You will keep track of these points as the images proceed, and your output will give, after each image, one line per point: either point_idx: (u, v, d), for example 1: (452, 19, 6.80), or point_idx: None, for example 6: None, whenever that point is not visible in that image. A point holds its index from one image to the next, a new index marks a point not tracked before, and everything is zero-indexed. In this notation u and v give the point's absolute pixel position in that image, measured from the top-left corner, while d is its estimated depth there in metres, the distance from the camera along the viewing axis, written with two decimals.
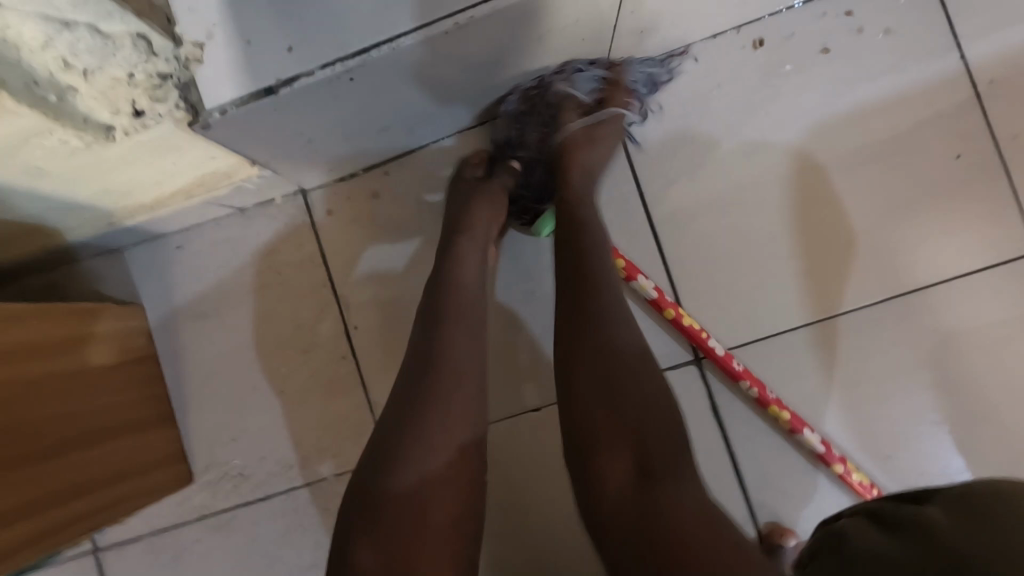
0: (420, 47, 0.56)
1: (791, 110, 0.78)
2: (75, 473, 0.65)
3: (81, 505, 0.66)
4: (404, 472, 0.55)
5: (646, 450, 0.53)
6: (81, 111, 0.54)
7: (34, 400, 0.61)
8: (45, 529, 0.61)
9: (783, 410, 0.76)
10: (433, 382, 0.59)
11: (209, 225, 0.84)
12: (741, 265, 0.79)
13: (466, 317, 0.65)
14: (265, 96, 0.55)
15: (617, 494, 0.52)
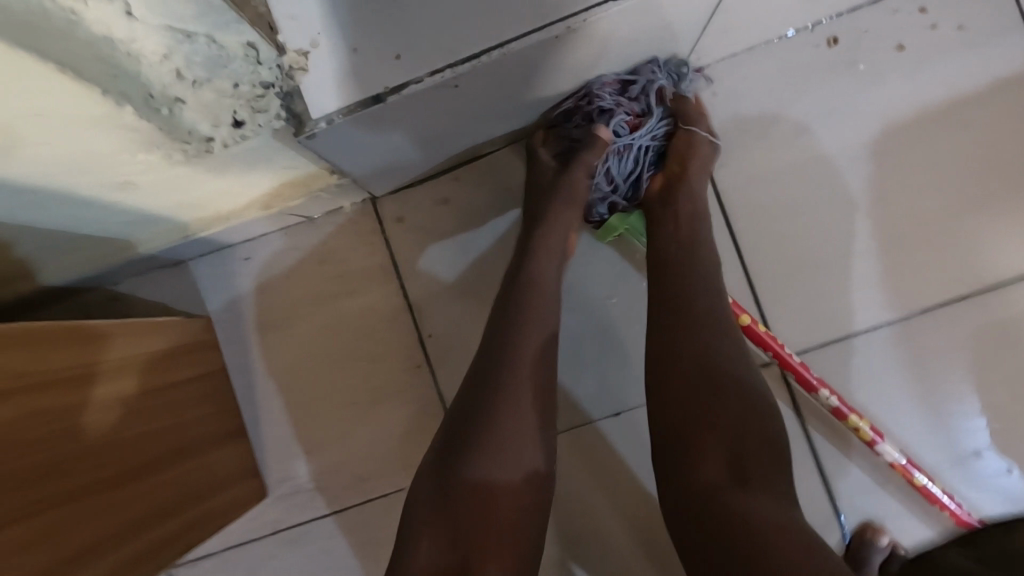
0: (529, 51, 0.56)
1: (864, 108, 0.79)
2: (169, 491, 0.63)
3: (178, 526, 0.64)
4: (493, 469, 0.55)
5: (732, 454, 0.53)
6: (184, 125, 0.52)
7: (119, 420, 0.59)
8: (146, 553, 0.58)
9: (861, 422, 0.75)
10: (507, 373, 0.59)
11: (277, 235, 0.83)
12: (818, 264, 0.79)
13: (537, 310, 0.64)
14: (374, 104, 0.55)
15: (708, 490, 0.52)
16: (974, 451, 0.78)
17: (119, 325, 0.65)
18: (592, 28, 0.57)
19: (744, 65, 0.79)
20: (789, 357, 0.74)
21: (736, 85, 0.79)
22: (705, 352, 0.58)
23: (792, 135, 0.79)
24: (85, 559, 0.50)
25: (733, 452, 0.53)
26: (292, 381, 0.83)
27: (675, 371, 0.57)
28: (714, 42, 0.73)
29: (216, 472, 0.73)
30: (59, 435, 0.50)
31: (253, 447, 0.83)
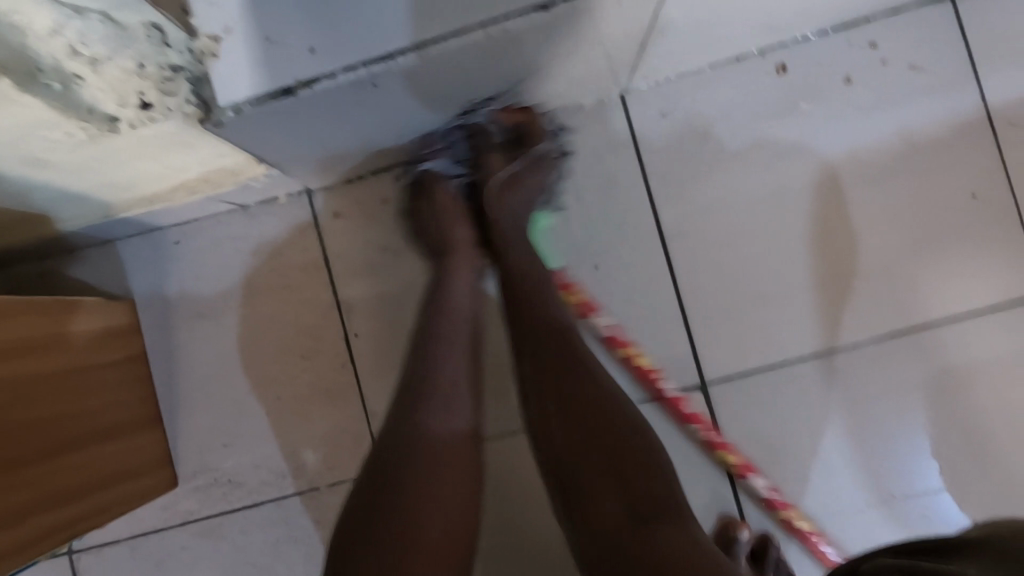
0: (450, 52, 0.54)
1: (808, 140, 0.78)
2: (63, 476, 0.61)
3: (69, 511, 0.62)
4: (436, 420, 0.58)
5: (637, 497, 0.54)
6: (84, 102, 0.51)
7: (17, 397, 0.56)
8: (31, 536, 0.56)
9: (731, 453, 0.76)
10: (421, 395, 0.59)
11: (209, 222, 0.81)
12: (753, 291, 0.79)
13: (456, 338, 0.65)
14: (284, 96, 0.53)
15: (605, 530, 0.54)
16: (887, 489, 0.78)
17: (42, 298, 0.64)
18: (515, 41, 0.55)
19: (693, 86, 0.79)
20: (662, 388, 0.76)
21: (684, 105, 0.79)
22: (612, 405, 0.59)
23: (736, 162, 0.79)
24: None
25: (628, 476, 0.55)
26: (213, 372, 0.82)
27: (586, 416, 0.58)
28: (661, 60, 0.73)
29: (121, 460, 0.71)
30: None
31: (169, 436, 0.81)
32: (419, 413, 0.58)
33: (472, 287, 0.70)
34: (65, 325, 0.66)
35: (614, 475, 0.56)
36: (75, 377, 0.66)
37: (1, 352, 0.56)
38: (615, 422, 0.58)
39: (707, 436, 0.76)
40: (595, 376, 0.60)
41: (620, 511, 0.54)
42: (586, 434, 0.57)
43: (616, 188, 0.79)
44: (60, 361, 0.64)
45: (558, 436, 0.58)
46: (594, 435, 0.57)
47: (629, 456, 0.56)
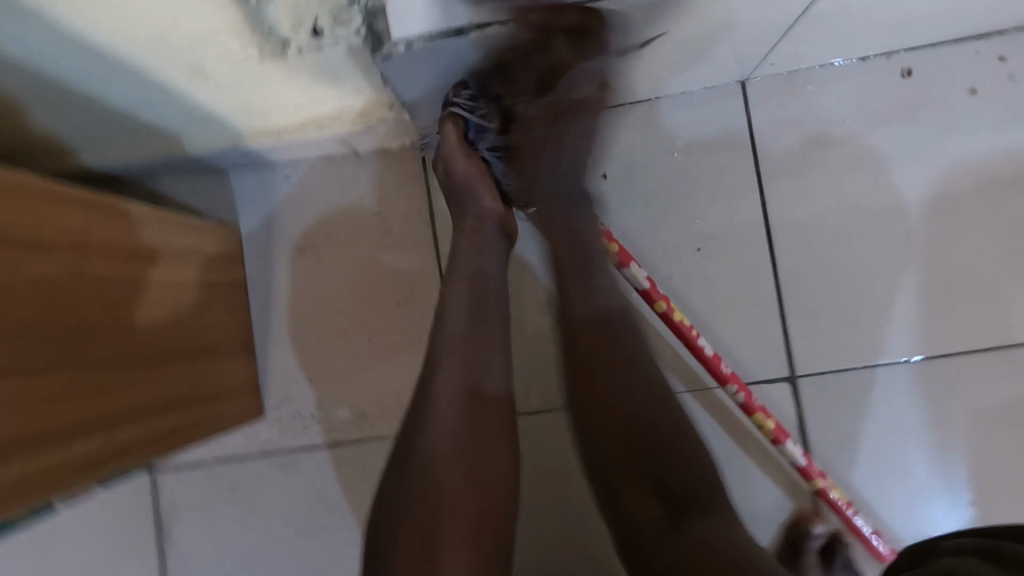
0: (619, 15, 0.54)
1: (923, 147, 0.78)
2: (150, 389, 0.61)
3: (159, 422, 0.62)
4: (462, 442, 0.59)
5: (672, 483, 0.61)
6: (267, 21, 0.52)
7: (105, 303, 0.55)
8: (121, 446, 0.57)
9: (767, 419, 0.74)
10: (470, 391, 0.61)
11: (321, 162, 0.83)
12: (850, 289, 0.79)
13: (490, 327, 0.65)
14: (455, 36, 0.54)
15: (647, 516, 0.61)
16: (967, 500, 0.78)
17: (152, 211, 0.66)
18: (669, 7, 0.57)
19: (816, 82, 0.79)
20: (700, 347, 0.74)
21: (806, 99, 0.79)
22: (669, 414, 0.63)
23: (849, 161, 0.79)
24: (35, 445, 0.46)
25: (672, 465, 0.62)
26: (309, 310, 0.83)
27: (640, 424, 0.62)
28: (793, 49, 0.73)
29: (217, 379, 0.73)
30: (69, 304, 0.51)
31: (258, 366, 0.83)
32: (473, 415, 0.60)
33: (495, 257, 0.69)
34: (168, 240, 0.67)
35: (649, 483, 0.61)
36: (171, 293, 0.66)
37: (111, 255, 0.57)
38: (676, 428, 0.63)
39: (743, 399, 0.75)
40: (642, 379, 0.64)
41: (656, 510, 0.61)
42: (632, 450, 0.62)
43: (726, 173, 0.80)
44: (167, 274, 0.65)
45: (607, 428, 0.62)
46: (656, 442, 0.62)
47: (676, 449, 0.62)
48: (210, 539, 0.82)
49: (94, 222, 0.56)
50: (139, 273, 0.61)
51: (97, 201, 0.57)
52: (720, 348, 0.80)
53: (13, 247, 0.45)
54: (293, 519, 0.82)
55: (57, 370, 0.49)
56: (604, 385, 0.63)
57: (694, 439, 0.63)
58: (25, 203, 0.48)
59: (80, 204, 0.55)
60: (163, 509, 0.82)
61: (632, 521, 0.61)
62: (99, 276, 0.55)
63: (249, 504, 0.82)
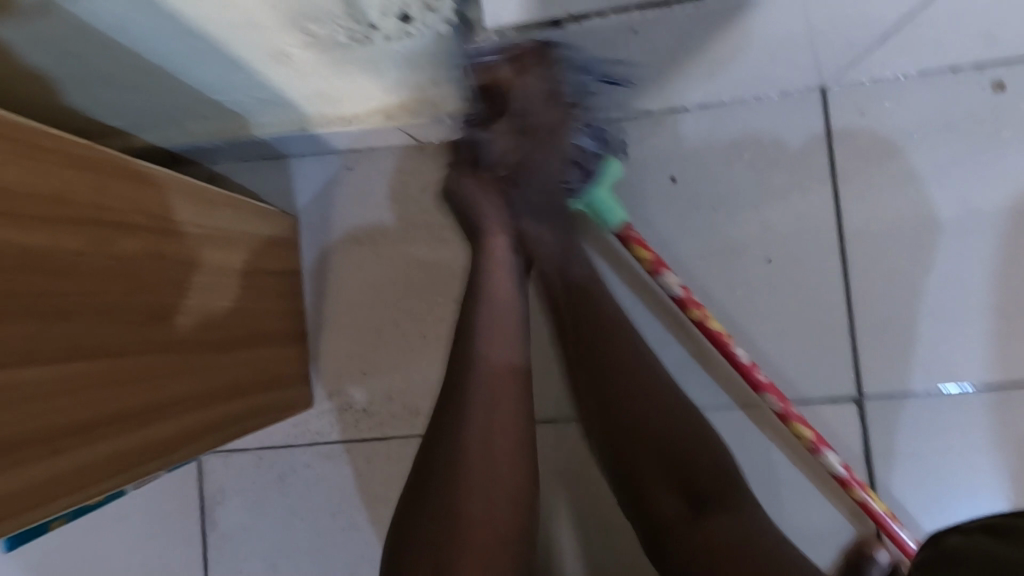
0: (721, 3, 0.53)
1: (1016, 165, 0.75)
2: (213, 376, 0.59)
3: (221, 410, 0.61)
4: (465, 473, 0.56)
5: (692, 481, 0.63)
6: (358, 6, 0.50)
7: (173, 286, 0.54)
8: (187, 431, 0.55)
9: (862, 492, 0.72)
10: (464, 408, 0.58)
11: (384, 152, 0.82)
12: (927, 310, 0.76)
13: (500, 324, 0.63)
14: (551, 27, 0.52)
15: (674, 517, 0.62)
16: None
17: (223, 197, 0.65)
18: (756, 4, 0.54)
19: (901, 92, 0.76)
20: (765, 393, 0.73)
21: (889, 108, 0.76)
22: (666, 411, 0.65)
23: (932, 176, 0.76)
24: (102, 421, 0.45)
25: (683, 466, 0.63)
26: (365, 301, 0.82)
27: (642, 421, 0.64)
28: (882, 58, 0.70)
29: (275, 369, 0.73)
30: (147, 283, 0.50)
31: (311, 356, 0.82)
32: (464, 436, 0.57)
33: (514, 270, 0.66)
34: (233, 222, 0.66)
35: (669, 478, 0.63)
36: (233, 280, 0.65)
37: (183, 237, 0.57)
38: (678, 418, 0.65)
39: (843, 473, 0.72)
40: (658, 404, 0.65)
41: (676, 508, 0.62)
42: (671, 462, 0.63)
43: (803, 182, 0.77)
44: (232, 263, 0.65)
45: (617, 433, 0.64)
46: (664, 439, 0.63)
47: (693, 442, 0.64)
48: (253, 528, 0.81)
49: (173, 203, 0.56)
50: (207, 256, 0.60)
51: (176, 183, 0.57)
52: (786, 364, 0.77)
53: (94, 220, 0.45)
54: (338, 513, 0.81)
55: (126, 349, 0.47)
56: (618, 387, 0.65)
57: (707, 436, 0.65)
58: (113, 181, 0.48)
59: (159, 184, 0.54)
60: (209, 494, 0.82)
61: (660, 522, 0.62)
62: (174, 257, 0.55)
63: (294, 494, 0.81)
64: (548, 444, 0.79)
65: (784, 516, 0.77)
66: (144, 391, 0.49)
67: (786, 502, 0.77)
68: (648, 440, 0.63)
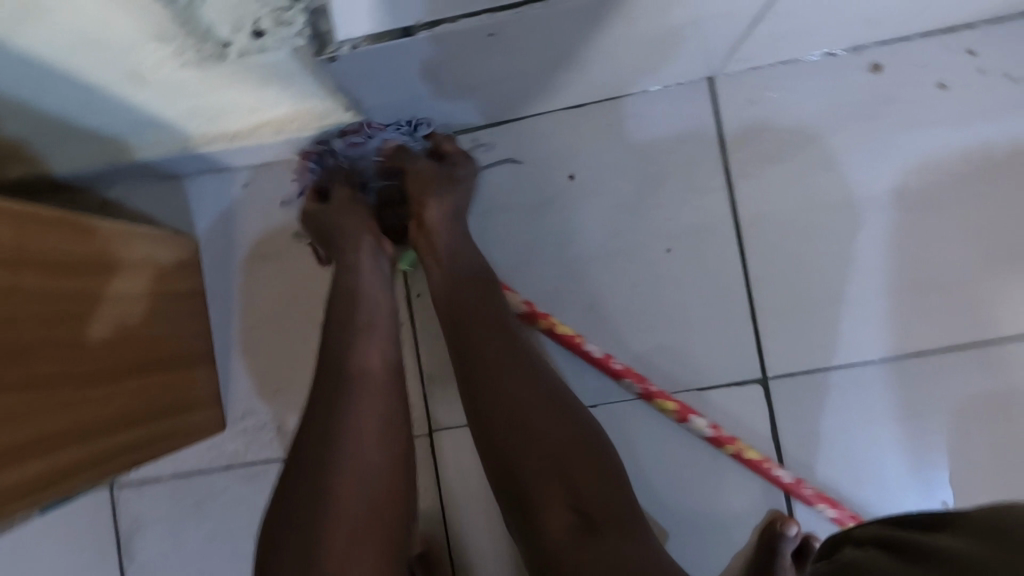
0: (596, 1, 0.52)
1: (896, 143, 0.77)
2: (96, 413, 0.58)
3: (102, 445, 0.59)
4: (336, 457, 0.57)
5: (578, 492, 0.57)
6: (202, 22, 0.49)
7: (43, 327, 0.51)
8: (61, 470, 0.54)
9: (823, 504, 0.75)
10: (321, 416, 0.59)
11: (280, 166, 0.81)
12: (822, 289, 0.78)
13: (370, 325, 0.65)
14: (402, 36, 0.52)
15: (559, 539, 0.55)
16: (945, 500, 0.76)
17: (104, 222, 0.63)
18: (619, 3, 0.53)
19: (784, 77, 0.78)
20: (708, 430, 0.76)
21: (772, 94, 0.78)
22: (547, 393, 0.62)
23: (817, 162, 0.77)
24: None
25: (552, 444, 0.59)
26: (272, 318, 0.81)
27: (502, 394, 0.61)
28: (759, 47, 0.72)
29: (175, 394, 0.71)
30: (12, 325, 0.48)
31: (220, 377, 0.81)
32: (331, 448, 0.57)
33: (372, 262, 0.70)
34: (116, 248, 0.64)
35: (557, 498, 0.57)
36: (123, 310, 0.63)
37: (55, 270, 0.54)
38: (551, 399, 0.61)
39: (789, 480, 0.75)
40: (532, 386, 0.62)
41: (568, 522, 0.56)
42: (552, 462, 0.58)
43: (696, 172, 0.78)
44: (120, 289, 0.63)
45: (505, 397, 0.61)
46: (524, 419, 0.60)
47: (560, 409, 0.61)
48: (173, 556, 0.80)
49: (37, 237, 0.53)
50: (85, 288, 0.58)
51: (35, 215, 0.53)
52: (691, 352, 0.78)
53: None
54: (259, 534, 0.80)
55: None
56: (502, 394, 0.61)
57: (570, 403, 0.62)
58: None
59: (27, 216, 0.52)
60: (124, 527, 0.80)
61: (545, 546, 0.56)
62: (45, 294, 0.52)
63: (213, 519, 0.80)
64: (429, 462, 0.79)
65: (701, 499, 0.78)
66: (16, 431, 0.47)
67: (701, 485, 0.78)
68: (532, 438, 0.59)
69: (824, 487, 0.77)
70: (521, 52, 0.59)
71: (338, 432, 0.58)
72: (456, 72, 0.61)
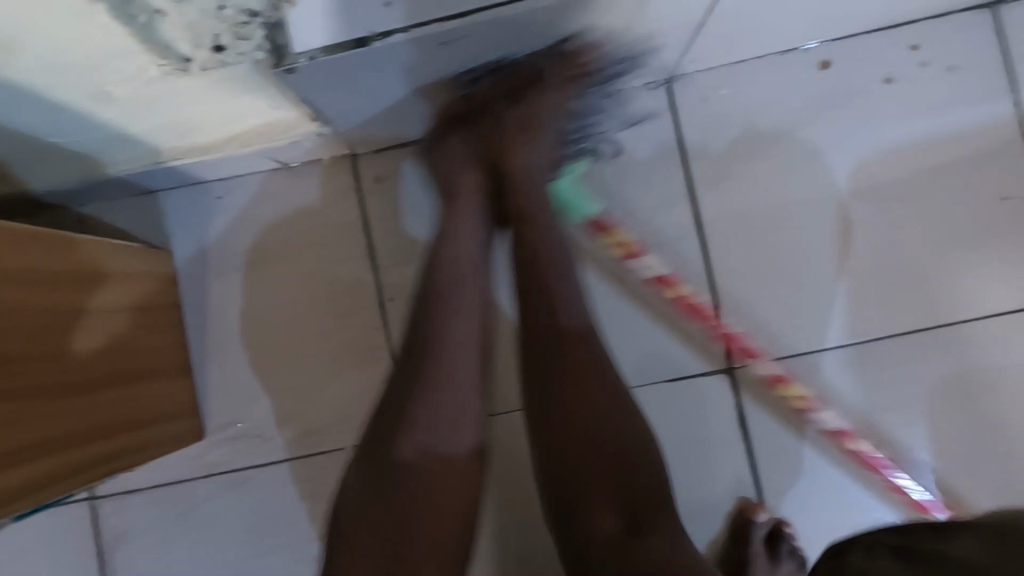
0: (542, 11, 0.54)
1: (848, 136, 0.80)
2: (80, 420, 0.59)
3: (82, 454, 0.61)
4: (417, 441, 0.57)
5: (632, 495, 0.58)
6: (163, 39, 0.51)
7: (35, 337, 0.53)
8: (43, 478, 0.55)
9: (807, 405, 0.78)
10: (416, 386, 0.59)
11: (252, 178, 0.82)
12: (783, 280, 0.80)
13: (458, 304, 0.63)
14: (357, 47, 0.54)
15: (604, 539, 0.57)
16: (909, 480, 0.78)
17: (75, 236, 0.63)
18: (566, 10, 0.55)
19: (739, 77, 0.80)
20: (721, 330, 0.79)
21: (728, 93, 0.80)
22: (616, 393, 0.61)
23: (772, 157, 0.80)
24: None
25: (610, 446, 0.59)
26: (247, 327, 0.82)
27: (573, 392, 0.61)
28: (710, 49, 0.74)
29: (152, 404, 0.72)
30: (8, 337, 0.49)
31: (197, 387, 0.82)
32: (410, 421, 0.57)
33: (473, 240, 0.68)
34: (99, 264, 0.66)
35: (609, 493, 0.58)
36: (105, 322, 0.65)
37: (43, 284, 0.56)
38: (619, 402, 0.61)
39: (773, 378, 0.79)
40: (598, 387, 0.61)
41: (616, 521, 0.57)
42: (616, 460, 0.59)
43: (657, 171, 0.81)
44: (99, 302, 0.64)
45: (567, 400, 0.60)
46: (585, 425, 0.59)
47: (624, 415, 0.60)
48: (154, 567, 0.80)
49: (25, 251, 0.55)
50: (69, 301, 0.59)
51: (19, 231, 0.55)
52: (659, 346, 0.80)
53: None
54: (240, 541, 0.81)
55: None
56: (573, 391, 0.61)
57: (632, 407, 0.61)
58: None
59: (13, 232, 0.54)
60: (105, 540, 0.80)
61: (591, 542, 0.57)
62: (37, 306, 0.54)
63: (194, 528, 0.81)
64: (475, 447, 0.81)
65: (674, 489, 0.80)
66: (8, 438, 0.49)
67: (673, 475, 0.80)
68: (598, 439, 0.59)
69: (793, 473, 0.79)
70: (477, 59, 0.61)
71: (420, 408, 0.58)
72: (415, 80, 0.63)
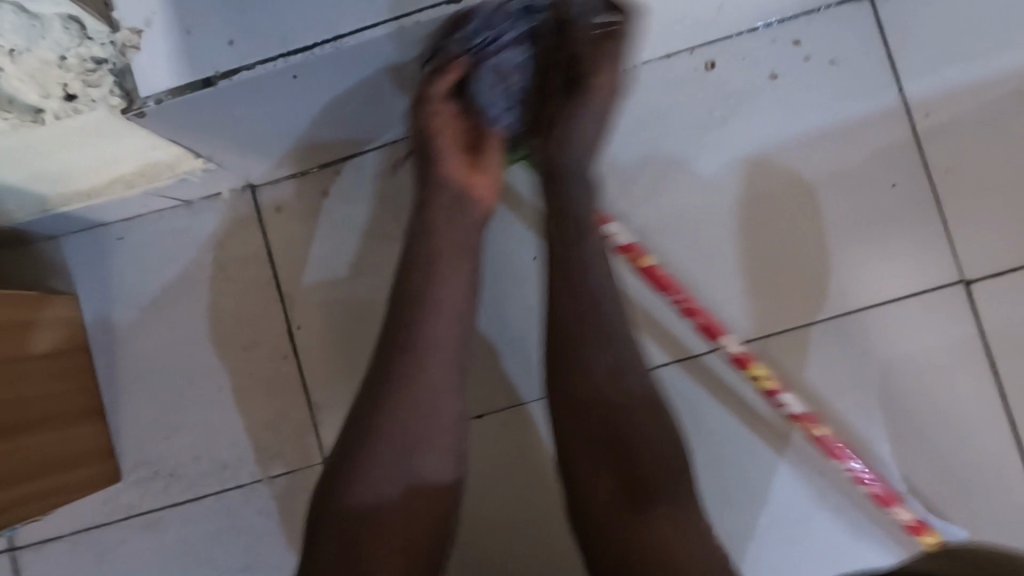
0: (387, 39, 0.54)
1: (737, 134, 0.80)
2: None
3: None
4: (380, 473, 0.55)
5: (632, 464, 0.57)
6: (6, 91, 0.52)
7: None
8: None
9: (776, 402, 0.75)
10: (376, 411, 0.56)
11: (152, 216, 0.82)
12: (686, 280, 0.80)
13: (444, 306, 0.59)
14: (203, 87, 0.53)
15: (603, 507, 0.57)
16: (821, 469, 0.79)
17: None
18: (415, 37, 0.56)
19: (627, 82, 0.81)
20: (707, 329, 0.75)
21: None
22: (606, 376, 0.59)
23: (666, 158, 0.81)
24: None
25: (615, 422, 0.58)
26: (157, 366, 0.82)
27: (573, 377, 0.60)
28: None
29: (63, 451, 0.72)
30: None
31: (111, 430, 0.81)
32: (361, 456, 0.55)
33: (467, 235, 0.63)
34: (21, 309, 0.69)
35: (606, 465, 0.57)
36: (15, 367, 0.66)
37: None
38: (620, 373, 0.59)
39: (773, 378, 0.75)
40: (605, 355, 0.60)
41: (612, 488, 0.57)
42: (610, 433, 0.58)
43: None
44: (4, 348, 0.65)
45: (564, 383, 0.60)
46: (596, 400, 0.59)
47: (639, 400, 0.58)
48: None
49: None
50: None
51: None
52: None
53: None
54: None
55: None
56: (576, 372, 0.60)
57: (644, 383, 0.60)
58: None
59: None
60: None
61: (589, 507, 0.57)
62: None
63: (115, 571, 0.80)
64: (491, 432, 0.81)
65: None
66: None
67: None
68: (594, 420, 0.58)
69: (708, 468, 0.80)
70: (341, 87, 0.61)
71: (378, 432, 0.56)
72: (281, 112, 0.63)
